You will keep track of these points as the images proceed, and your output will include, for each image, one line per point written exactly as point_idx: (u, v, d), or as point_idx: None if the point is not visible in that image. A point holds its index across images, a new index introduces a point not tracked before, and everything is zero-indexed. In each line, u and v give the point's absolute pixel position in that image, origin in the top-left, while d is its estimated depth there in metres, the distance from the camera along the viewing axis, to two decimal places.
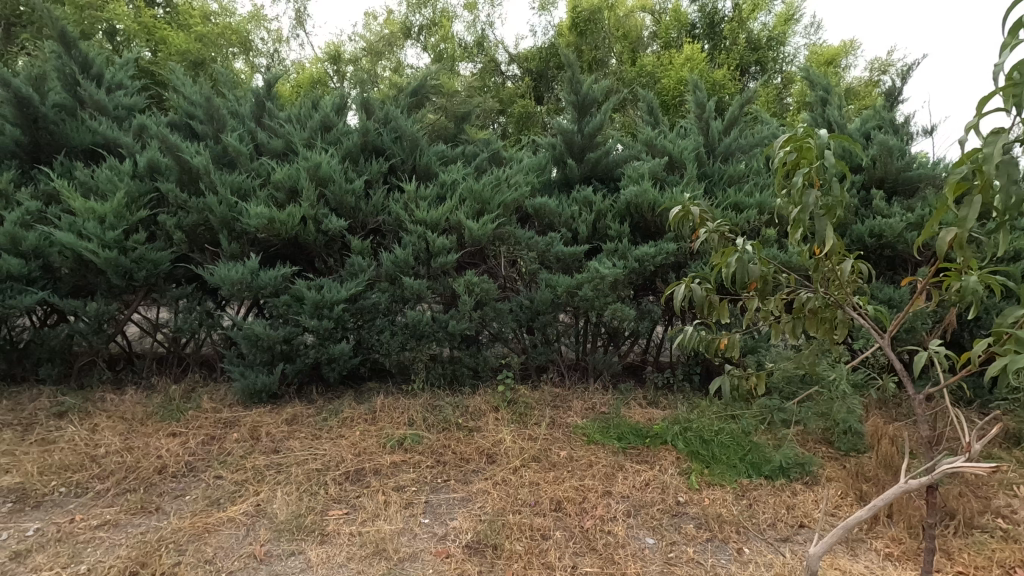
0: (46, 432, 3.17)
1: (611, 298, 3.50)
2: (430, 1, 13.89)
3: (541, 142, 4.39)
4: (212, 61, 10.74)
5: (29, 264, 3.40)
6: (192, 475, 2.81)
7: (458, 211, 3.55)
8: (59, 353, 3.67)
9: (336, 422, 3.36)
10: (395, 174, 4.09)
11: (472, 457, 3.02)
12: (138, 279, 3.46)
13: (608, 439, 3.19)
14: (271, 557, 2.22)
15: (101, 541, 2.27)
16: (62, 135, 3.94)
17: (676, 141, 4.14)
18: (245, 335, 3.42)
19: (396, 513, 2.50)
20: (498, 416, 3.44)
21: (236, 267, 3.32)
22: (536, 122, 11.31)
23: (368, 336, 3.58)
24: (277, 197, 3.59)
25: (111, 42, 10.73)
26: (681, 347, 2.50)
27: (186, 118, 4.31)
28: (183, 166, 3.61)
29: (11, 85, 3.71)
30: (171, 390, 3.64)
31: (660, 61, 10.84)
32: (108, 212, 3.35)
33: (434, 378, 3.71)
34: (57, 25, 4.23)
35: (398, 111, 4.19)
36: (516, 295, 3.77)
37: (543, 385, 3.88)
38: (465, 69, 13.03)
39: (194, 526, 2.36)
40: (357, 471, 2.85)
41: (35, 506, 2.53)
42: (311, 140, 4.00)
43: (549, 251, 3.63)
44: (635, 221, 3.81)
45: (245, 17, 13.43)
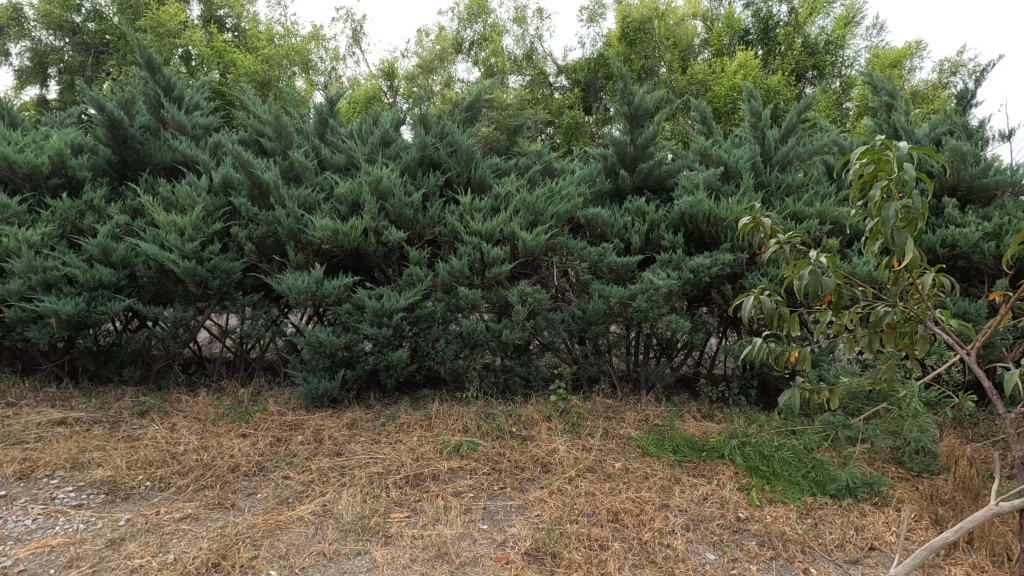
0: (131, 430, 3.41)
1: (665, 309, 3.48)
2: (480, 16, 14.20)
3: (593, 153, 4.41)
4: (276, 81, 11.37)
5: (118, 273, 3.67)
6: (263, 474, 2.96)
7: (512, 222, 3.61)
8: (141, 355, 3.96)
9: (394, 427, 3.46)
10: (450, 186, 4.20)
11: (527, 465, 3.05)
12: (212, 287, 3.68)
13: (663, 452, 3.16)
14: (339, 555, 2.32)
15: (184, 533, 2.43)
16: (148, 154, 4.27)
17: (731, 151, 4.08)
18: (309, 341, 3.57)
19: (456, 518, 2.57)
20: (551, 425, 3.47)
21: (302, 277, 3.49)
22: (584, 133, 11.41)
23: (424, 343, 3.69)
24: (340, 210, 3.76)
25: (187, 66, 11.59)
26: (749, 358, 2.46)
27: (256, 136, 4.57)
28: (255, 181, 3.83)
29: (106, 109, 4.04)
30: (240, 393, 3.86)
31: (711, 69, 10.66)
32: (188, 225, 3.60)
33: (487, 387, 3.79)
34: (145, 53, 4.60)
35: (454, 125, 4.32)
36: (569, 305, 3.78)
37: (595, 397, 3.88)
38: (514, 82, 13.21)
39: (268, 523, 2.49)
40: (416, 476, 2.94)
41: (125, 498, 2.72)
42: (371, 155, 4.17)
43: (601, 261, 3.62)
44: (690, 231, 3.78)
45: (306, 37, 14.14)
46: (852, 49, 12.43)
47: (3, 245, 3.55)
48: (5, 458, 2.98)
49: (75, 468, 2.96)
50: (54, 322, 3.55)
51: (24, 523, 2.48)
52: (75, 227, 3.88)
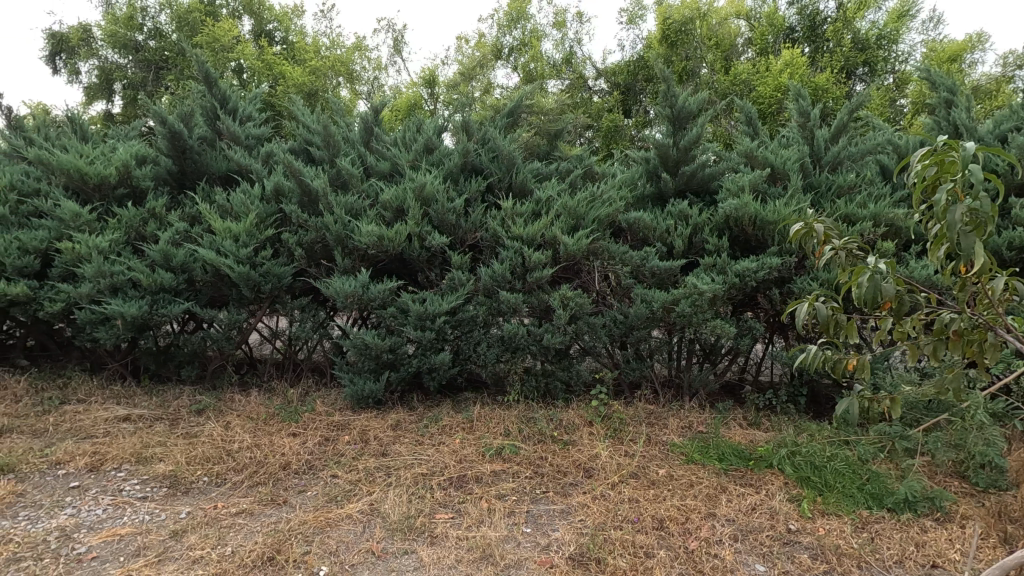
0: (189, 427, 3.58)
1: (709, 314, 3.42)
2: (520, 22, 14.30)
3: (634, 157, 4.37)
4: (323, 91, 11.76)
5: (177, 278, 3.86)
6: (312, 472, 3.05)
7: (554, 227, 3.62)
8: (197, 356, 4.14)
9: (436, 429, 3.52)
10: (492, 192, 4.24)
11: (569, 470, 3.04)
12: (265, 291, 3.83)
13: (709, 459, 3.11)
14: (387, 553, 2.37)
15: (240, 527, 2.53)
16: (204, 164, 4.48)
17: (778, 152, 3.98)
18: (355, 343, 3.67)
19: (500, 521, 2.59)
20: (593, 430, 3.45)
21: (349, 281, 3.58)
22: (623, 136, 11.37)
23: (466, 347, 3.73)
24: (385, 217, 3.85)
25: (239, 78, 12.10)
26: (804, 366, 2.42)
27: (305, 145, 4.74)
28: (304, 188, 3.97)
29: (167, 122, 4.27)
30: (290, 394, 3.99)
31: (755, 69, 10.42)
32: (243, 232, 3.76)
33: (528, 391, 3.81)
34: (202, 68, 4.83)
35: (496, 131, 4.37)
36: (610, 309, 3.76)
37: (637, 402, 3.84)
38: (553, 86, 13.22)
39: (318, 520, 2.56)
40: (459, 478, 2.97)
41: (185, 492, 2.86)
42: (415, 162, 4.26)
43: (644, 266, 3.59)
44: (735, 234, 3.70)
45: (350, 48, 14.55)
46: (906, 44, 11.92)
47: (75, 251, 3.79)
48: (77, 452, 3.18)
49: (139, 462, 3.12)
50: (120, 323, 3.76)
51: (95, 512, 2.64)
52: (139, 234, 4.09)
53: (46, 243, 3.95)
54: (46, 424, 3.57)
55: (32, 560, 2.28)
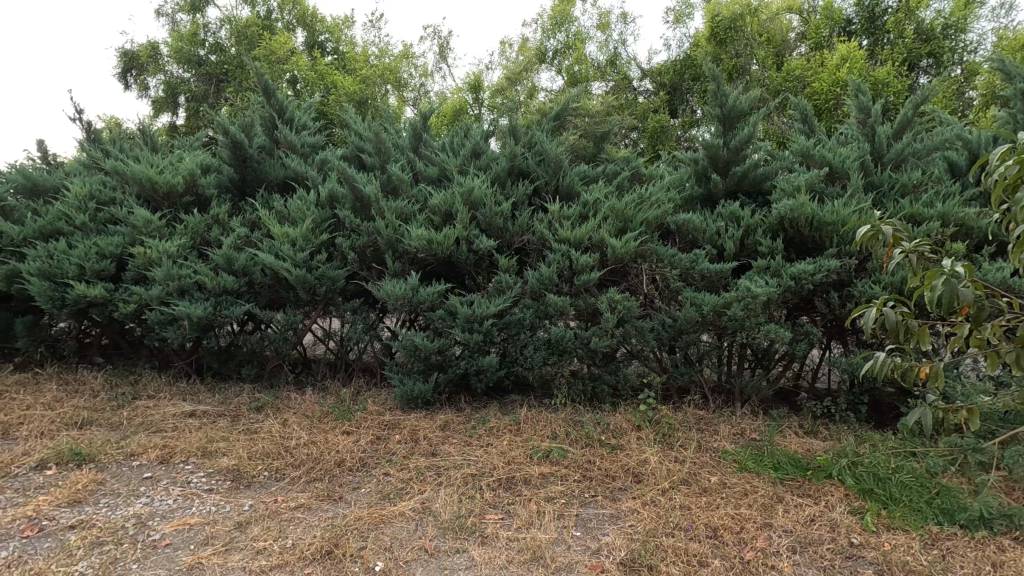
0: (250, 423, 3.75)
1: (763, 318, 3.32)
2: (564, 25, 14.30)
3: (683, 157, 4.30)
4: (373, 99, 12.11)
5: (239, 280, 4.04)
6: (365, 470, 3.14)
7: (602, 229, 3.60)
8: (256, 356, 4.32)
9: (484, 430, 3.55)
10: (538, 195, 4.26)
11: (618, 474, 3.02)
12: (319, 293, 3.97)
13: (763, 468, 3.02)
14: (439, 551, 2.42)
15: (300, 520, 2.63)
16: (263, 172, 4.69)
17: (837, 150, 3.84)
18: (405, 345, 3.75)
19: (549, 523, 2.60)
20: (641, 435, 3.40)
21: (399, 284, 3.66)
22: (670, 137, 11.18)
23: (513, 349, 3.75)
24: (434, 221, 3.93)
25: (293, 89, 12.59)
26: (874, 373, 2.40)
27: (357, 152, 4.89)
28: (357, 194, 4.10)
29: (230, 133, 4.50)
30: (342, 393, 4.12)
31: (810, 64, 10.05)
32: (299, 236, 3.92)
33: (575, 394, 3.80)
34: (262, 80, 5.06)
35: (542, 135, 4.39)
36: (659, 312, 3.72)
37: (686, 407, 3.77)
38: (598, 88, 13.14)
39: (372, 516, 2.64)
40: (508, 479, 3.00)
41: (247, 485, 3.00)
42: (463, 166, 4.33)
43: (693, 268, 3.53)
44: (789, 236, 3.58)
45: (398, 56, 14.89)
46: (976, 32, 11.22)
47: (147, 255, 4.02)
48: (149, 444, 3.37)
49: (205, 456, 3.29)
50: (186, 324, 3.97)
51: (167, 502, 2.80)
52: (203, 239, 4.31)
53: (121, 248, 4.21)
54: (121, 418, 3.80)
55: (113, 544, 2.45)
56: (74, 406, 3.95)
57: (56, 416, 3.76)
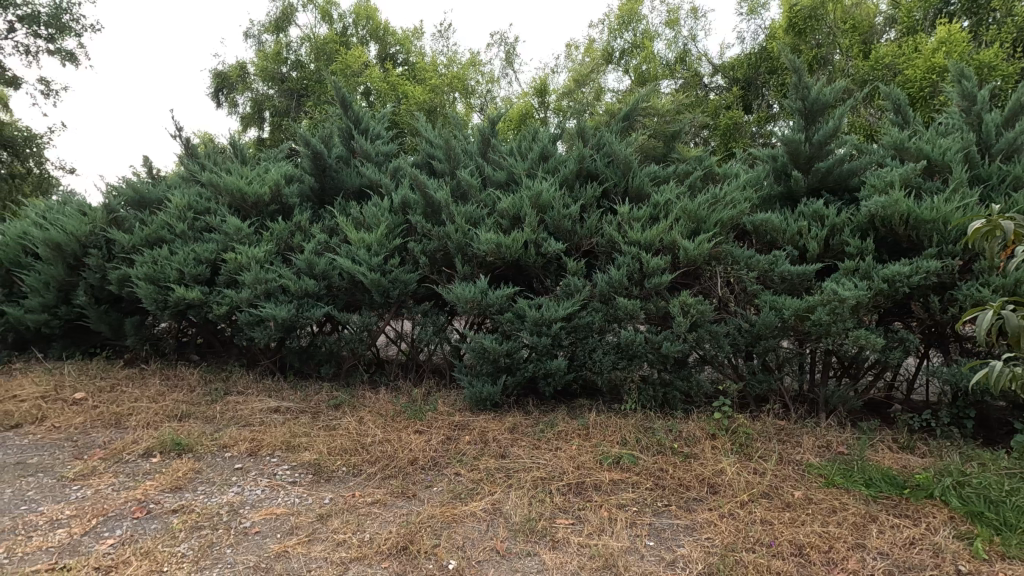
0: (329, 419, 3.93)
1: (851, 324, 3.10)
2: (631, 24, 14.08)
3: (761, 155, 4.10)
4: (442, 107, 12.43)
5: (319, 284, 4.26)
6: (437, 469, 3.21)
7: (674, 230, 3.50)
8: (334, 356, 4.53)
9: (552, 434, 3.54)
10: (607, 197, 4.20)
11: (693, 484, 2.91)
12: (392, 296, 4.10)
13: (853, 484, 2.83)
14: (511, 553, 2.43)
15: (376, 515, 2.73)
16: (341, 181, 4.92)
17: (936, 141, 3.53)
18: (474, 347, 3.80)
19: (621, 531, 2.55)
20: (716, 444, 3.27)
21: (469, 287, 3.72)
22: (744, 134, 10.70)
23: (581, 353, 3.72)
24: (502, 225, 3.97)
25: (367, 100, 13.14)
26: (987, 383, 2.21)
27: (428, 159, 5.02)
28: (429, 200, 4.22)
29: (311, 144, 4.76)
30: (414, 393, 4.23)
31: (901, 50, 9.31)
32: (374, 242, 4.08)
33: (646, 400, 3.70)
34: (340, 94, 5.32)
35: (611, 136, 4.33)
36: (734, 317, 3.55)
37: (765, 417, 3.58)
38: (666, 86, 12.81)
39: (445, 514, 2.69)
40: (578, 484, 2.97)
41: (327, 479, 3.14)
42: (531, 170, 4.35)
43: (773, 271, 3.36)
44: (881, 235, 3.34)
45: (465, 64, 15.18)
46: None
47: (237, 261, 4.32)
48: (239, 437, 3.61)
49: (289, 449, 3.48)
50: (272, 324, 4.22)
51: (256, 492, 2.98)
52: (287, 244, 4.58)
53: (215, 254, 4.54)
54: (214, 411, 4.09)
55: (210, 529, 2.63)
56: (175, 399, 4.29)
57: (160, 408, 4.10)
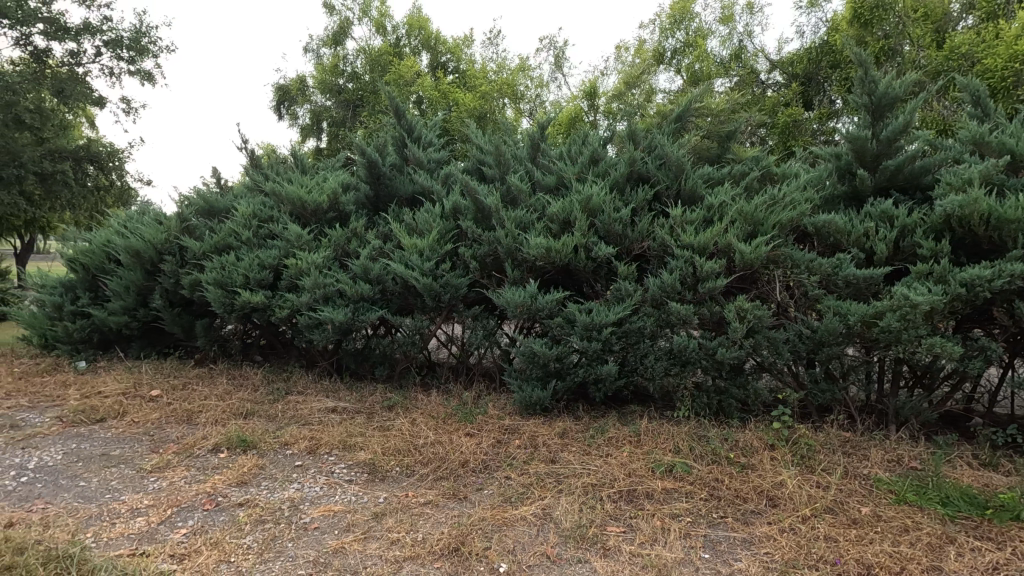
0: (383, 420, 4.03)
1: (925, 331, 2.91)
2: (683, 23, 13.80)
3: (823, 153, 3.93)
4: (491, 114, 12.57)
5: (374, 288, 4.39)
6: (488, 472, 3.24)
7: (729, 233, 3.39)
8: (387, 358, 4.65)
9: (603, 440, 3.50)
10: (659, 200, 4.13)
11: (751, 496, 2.81)
12: (444, 300, 4.17)
13: (927, 502, 2.66)
14: (562, 559, 2.42)
15: (429, 515, 2.79)
16: (395, 189, 5.06)
17: (1021, 135, 3.28)
18: (524, 351, 3.81)
19: (675, 541, 2.49)
20: (776, 455, 3.14)
21: (519, 291, 3.74)
22: (804, 132, 10.25)
23: (632, 359, 3.66)
24: (552, 229, 3.96)
25: (419, 108, 13.44)
26: None
27: (478, 165, 5.09)
28: (479, 206, 4.27)
29: (366, 153, 4.92)
30: (464, 396, 4.29)
31: (981, 38, 8.66)
32: (426, 247, 4.17)
33: (700, 407, 3.61)
34: (394, 103, 5.48)
35: (663, 138, 4.26)
36: (794, 322, 3.42)
37: (828, 427, 3.42)
38: (720, 85, 12.47)
39: (496, 517, 2.71)
40: (630, 492, 2.92)
41: (382, 478, 3.23)
42: (580, 174, 4.33)
43: (836, 274, 3.20)
44: (958, 236, 3.12)
45: (514, 69, 15.29)
46: None
47: (298, 266, 4.51)
48: (299, 436, 3.76)
49: (346, 448, 3.60)
50: (329, 327, 4.37)
51: (315, 489, 3.10)
52: (344, 250, 4.74)
53: (278, 260, 4.76)
54: (276, 410, 4.29)
55: (273, 523, 2.76)
56: (240, 398, 4.52)
57: (227, 406, 4.33)
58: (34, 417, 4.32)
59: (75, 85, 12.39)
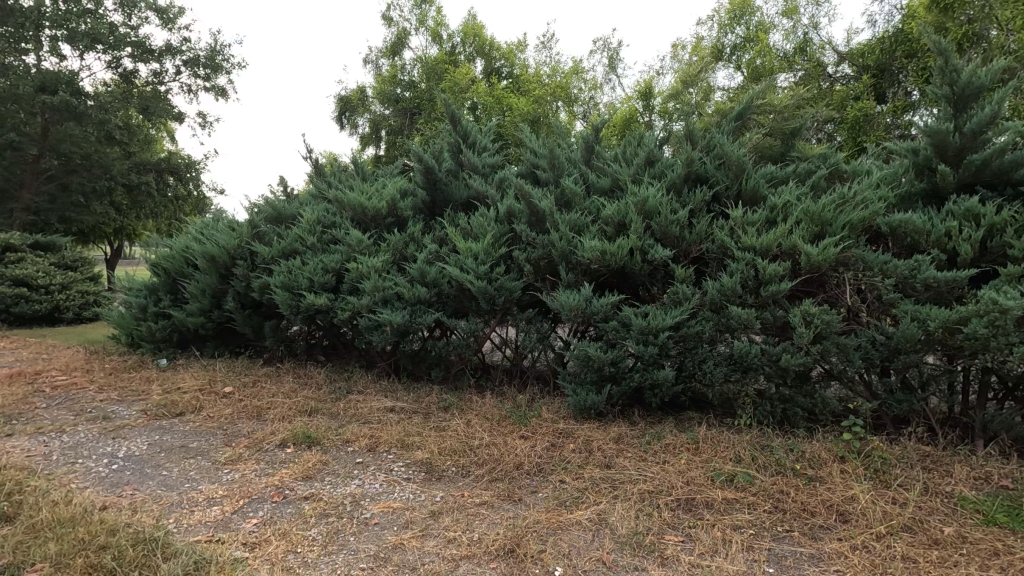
0: (439, 421, 4.11)
1: (1017, 338, 2.69)
2: (744, 17, 13.36)
3: (898, 149, 3.70)
4: (545, 117, 12.60)
5: (430, 291, 4.49)
6: (542, 475, 3.25)
7: (794, 234, 3.25)
8: (443, 359, 4.74)
9: (660, 446, 3.43)
10: (718, 201, 4.01)
11: (819, 510, 2.68)
12: (498, 303, 4.21)
13: (1021, 525, 2.45)
14: (617, 565, 2.39)
15: (484, 516, 2.82)
16: (451, 194, 5.16)
17: None
18: (579, 355, 3.79)
19: (737, 554, 2.41)
20: (846, 468, 2.98)
21: (573, 295, 3.72)
22: (877, 127, 9.65)
23: (691, 364, 3.57)
24: (607, 232, 3.92)
25: (473, 114, 13.66)
26: None
27: (533, 168, 5.12)
28: (533, 209, 4.29)
29: (423, 160, 5.05)
30: (518, 399, 4.32)
31: None
32: (481, 251, 4.23)
33: (763, 415, 3.47)
34: (450, 110, 5.59)
35: (723, 137, 4.14)
36: (866, 328, 3.25)
37: (905, 440, 3.22)
38: (784, 80, 11.96)
39: (551, 521, 2.71)
40: (688, 500, 2.85)
41: (438, 478, 3.30)
42: (636, 175, 4.28)
43: (914, 277, 3.00)
44: None
45: (568, 72, 15.26)
46: None
47: (359, 270, 4.68)
48: (360, 433, 3.89)
49: (403, 447, 3.70)
50: (387, 329, 4.50)
51: (375, 486, 3.20)
52: (402, 254, 4.88)
53: (340, 264, 4.96)
54: (338, 408, 4.45)
55: (336, 517, 2.87)
56: (305, 396, 4.73)
57: (293, 403, 4.54)
58: (123, 410, 4.68)
59: (158, 103, 13.35)
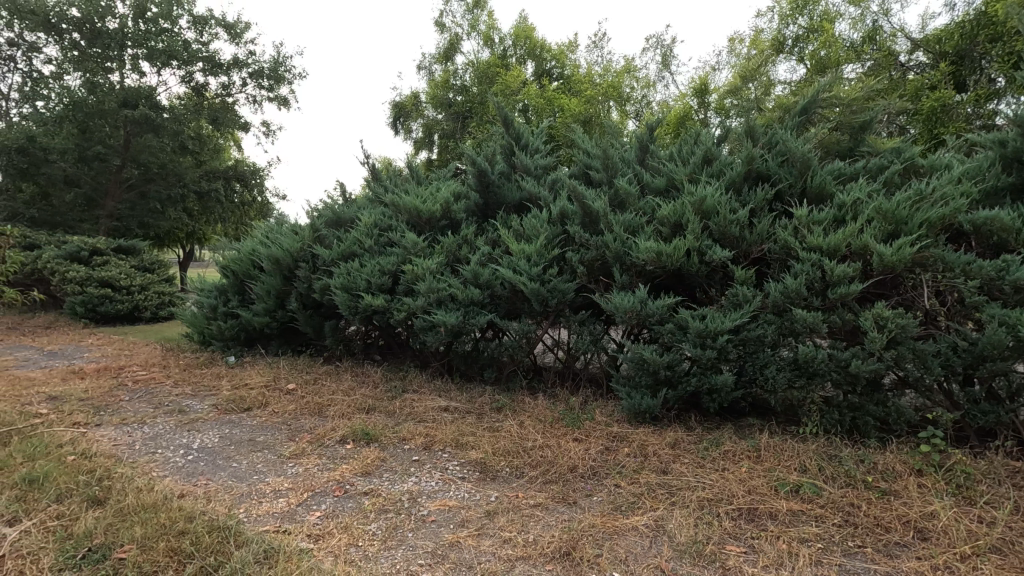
0: (492, 421, 4.15)
1: None
2: (806, 7, 12.80)
3: (982, 141, 3.45)
4: (596, 117, 12.49)
5: (483, 292, 4.54)
6: (597, 479, 3.21)
7: (865, 234, 3.08)
8: (495, 360, 4.77)
9: (719, 453, 3.32)
10: (780, 199, 3.86)
11: (894, 526, 2.53)
12: (551, 305, 4.21)
13: None
14: (676, 573, 2.34)
15: (539, 517, 2.82)
16: (504, 196, 5.20)
17: None
18: (634, 358, 3.73)
19: (804, 568, 2.31)
20: (924, 482, 2.79)
21: (628, 296, 3.66)
22: (956, 117, 9.01)
23: (751, 369, 3.44)
24: (663, 232, 3.85)
25: (524, 116, 13.70)
26: None
27: (585, 169, 5.08)
28: (586, 210, 4.26)
29: (477, 163, 5.11)
30: (571, 401, 4.30)
31: None
32: (534, 252, 4.23)
33: (830, 424, 3.29)
34: (503, 113, 5.63)
35: (786, 132, 3.98)
36: (946, 334, 3.05)
37: (992, 454, 2.99)
38: (850, 71, 11.37)
39: (606, 525, 2.68)
40: (750, 510, 2.75)
41: (493, 477, 3.33)
42: (692, 174, 4.18)
43: (1002, 279, 2.78)
44: None
45: (620, 71, 15.07)
46: None
47: (414, 272, 4.79)
48: (415, 432, 3.98)
49: (458, 447, 3.75)
50: (442, 329, 4.57)
51: (431, 483, 3.27)
52: (455, 256, 4.95)
53: (396, 266, 5.08)
54: (394, 407, 4.57)
55: (394, 513, 2.94)
56: (363, 394, 4.87)
57: (351, 401, 4.69)
58: (196, 404, 4.97)
59: (227, 114, 14.12)
